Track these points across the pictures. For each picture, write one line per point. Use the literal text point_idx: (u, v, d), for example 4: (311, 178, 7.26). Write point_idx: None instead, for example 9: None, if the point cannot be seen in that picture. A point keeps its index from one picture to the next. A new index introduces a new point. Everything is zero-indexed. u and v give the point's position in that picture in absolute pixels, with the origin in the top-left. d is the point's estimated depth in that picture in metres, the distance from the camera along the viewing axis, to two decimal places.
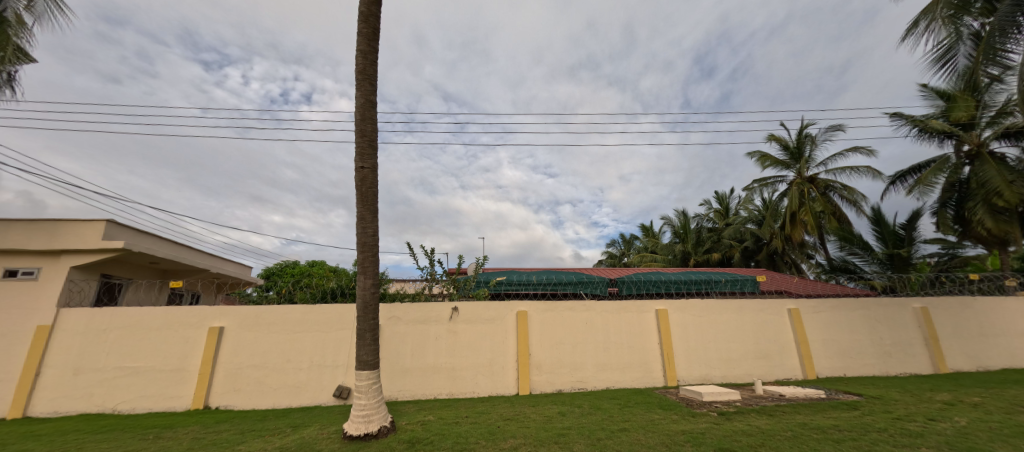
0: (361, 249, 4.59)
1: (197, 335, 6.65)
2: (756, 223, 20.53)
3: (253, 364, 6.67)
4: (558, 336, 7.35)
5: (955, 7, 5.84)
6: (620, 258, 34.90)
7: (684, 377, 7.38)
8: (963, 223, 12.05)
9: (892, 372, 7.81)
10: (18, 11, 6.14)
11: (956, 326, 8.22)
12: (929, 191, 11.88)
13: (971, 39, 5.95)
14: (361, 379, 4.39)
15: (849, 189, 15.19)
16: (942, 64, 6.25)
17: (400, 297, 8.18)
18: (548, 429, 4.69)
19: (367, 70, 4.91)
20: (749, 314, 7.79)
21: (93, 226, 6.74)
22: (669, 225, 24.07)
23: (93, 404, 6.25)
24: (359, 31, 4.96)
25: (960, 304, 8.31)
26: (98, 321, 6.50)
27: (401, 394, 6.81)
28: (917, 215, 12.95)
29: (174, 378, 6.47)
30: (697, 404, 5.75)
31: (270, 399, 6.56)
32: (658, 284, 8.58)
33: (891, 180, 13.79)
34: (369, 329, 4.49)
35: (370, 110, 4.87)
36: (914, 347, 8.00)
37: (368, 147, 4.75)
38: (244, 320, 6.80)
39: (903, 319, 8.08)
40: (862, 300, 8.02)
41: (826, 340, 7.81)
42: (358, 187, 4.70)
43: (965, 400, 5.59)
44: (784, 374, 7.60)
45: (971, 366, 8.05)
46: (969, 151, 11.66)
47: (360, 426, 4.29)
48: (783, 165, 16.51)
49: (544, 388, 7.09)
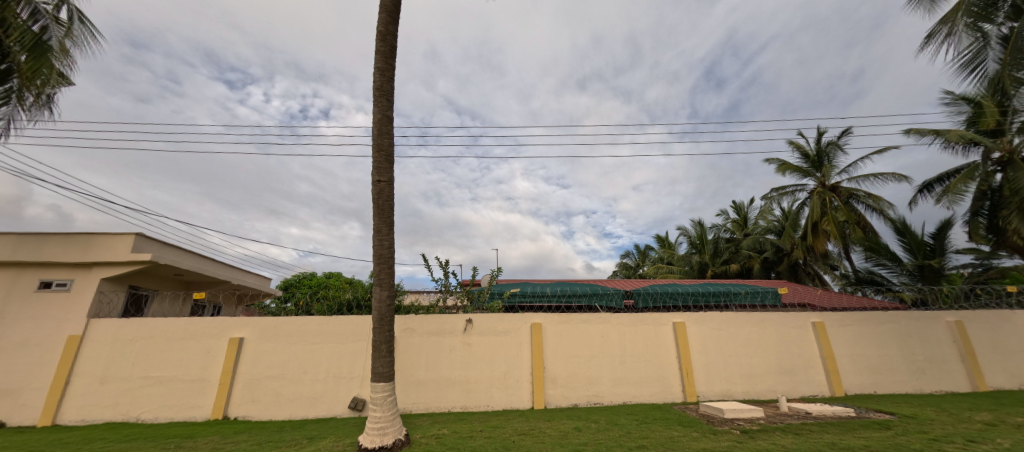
0: (377, 261, 4.65)
1: (218, 345, 6.80)
2: (777, 233, 20.00)
3: (271, 375, 6.76)
4: (572, 349, 7.25)
5: (977, 13, 5.66)
6: (635, 270, 34.45)
7: (704, 392, 7.18)
8: (997, 232, 11.55)
9: (927, 389, 7.44)
10: (61, 39, 6.51)
11: (996, 341, 7.80)
12: (959, 200, 11.45)
13: (999, 42, 5.81)
14: (376, 391, 4.42)
15: (873, 197, 14.76)
16: (970, 69, 6.08)
17: (414, 309, 8.20)
18: (563, 444, 4.61)
19: (384, 87, 5.05)
20: (771, 327, 7.56)
21: (123, 239, 7.00)
22: (686, 235, 23.65)
23: (118, 413, 6.42)
24: (377, 50, 5.12)
25: (998, 319, 7.90)
26: (125, 331, 6.72)
27: (416, 407, 6.78)
28: (948, 224, 12.45)
29: (196, 388, 6.60)
30: (718, 421, 5.55)
31: (287, 409, 6.63)
32: (675, 297, 8.40)
33: (918, 188, 13.32)
34: (385, 341, 4.54)
35: (387, 125, 4.98)
36: (950, 363, 7.62)
37: (385, 162, 4.85)
38: (263, 331, 6.93)
39: (937, 334, 7.71)
40: (890, 314, 7.71)
41: (854, 355, 7.51)
42: (374, 200, 4.78)
43: (1008, 420, 5.26)
44: (810, 390, 7.32)
45: (1013, 383, 7.61)
46: (1000, 158, 11.24)
47: (376, 439, 4.28)
48: (802, 174, 16.16)
49: (559, 402, 6.97)
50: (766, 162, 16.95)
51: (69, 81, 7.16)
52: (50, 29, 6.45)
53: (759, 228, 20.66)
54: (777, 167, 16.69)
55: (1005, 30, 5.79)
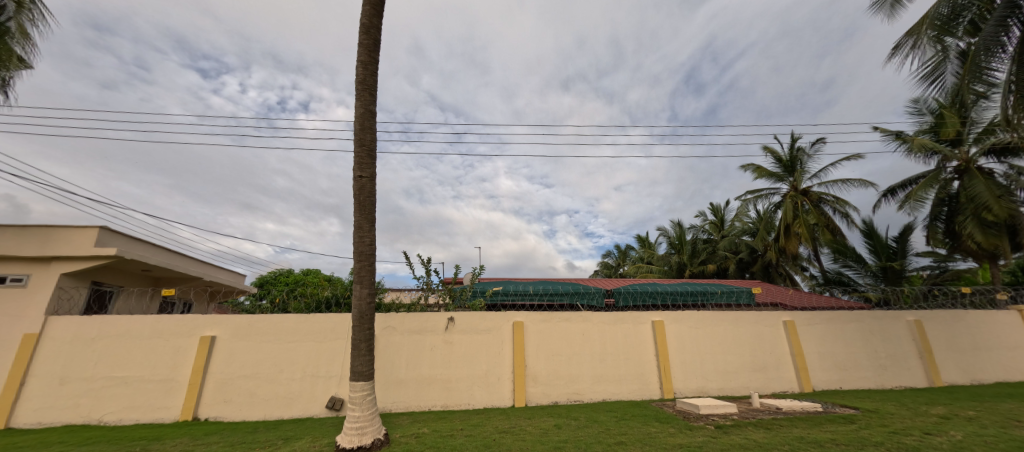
0: (358, 258, 4.57)
1: (189, 344, 6.54)
2: (752, 234, 20.66)
3: (244, 375, 6.56)
4: (553, 347, 7.31)
5: (941, 27, 5.99)
6: (616, 269, 34.96)
7: (681, 389, 7.36)
8: (954, 237, 12.25)
9: (887, 385, 7.83)
10: (21, 21, 6.15)
11: (950, 339, 8.28)
12: (919, 206, 12.11)
13: (957, 57, 6.18)
14: (355, 391, 4.34)
15: (841, 201, 15.42)
16: (930, 81, 6.44)
17: (395, 307, 8.08)
18: (544, 441, 4.64)
19: (367, 81, 4.96)
20: (745, 325, 7.81)
21: (85, 233, 6.68)
22: (665, 235, 24.13)
23: (79, 415, 6.10)
24: (360, 42, 5.02)
25: (953, 318, 8.38)
26: (87, 329, 6.38)
27: (396, 406, 6.70)
28: (909, 228, 13.12)
29: (164, 388, 6.34)
30: (694, 417, 5.70)
31: (261, 410, 6.45)
32: (655, 296, 8.57)
33: (882, 193, 13.97)
34: (364, 339, 4.45)
35: (370, 120, 4.89)
36: (909, 360, 8.04)
37: (367, 157, 4.76)
38: (236, 329, 6.71)
39: (897, 332, 8.12)
40: (855, 313, 8.07)
41: (822, 352, 7.83)
42: (355, 196, 4.69)
43: (960, 414, 5.61)
44: (781, 386, 7.60)
45: (965, 379, 8.10)
46: (957, 166, 11.87)
47: (354, 438, 4.21)
48: (777, 178, 16.72)
49: (539, 400, 7.02)
50: (743, 166, 17.46)
51: (26, 66, 6.74)
52: (6, 9, 6.06)
53: (736, 230, 21.27)
54: (752, 171, 17.23)
55: (964, 45, 6.15)
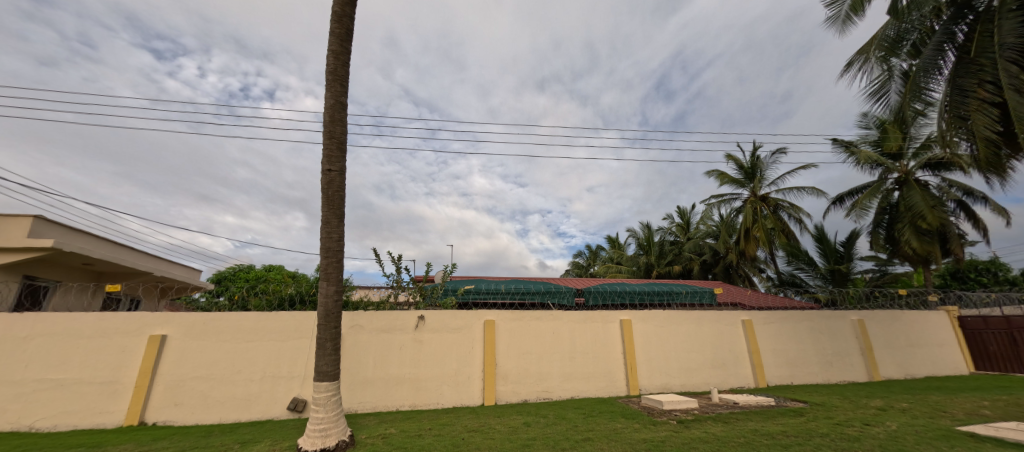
0: (325, 254, 4.41)
1: (136, 343, 6.11)
2: (715, 237, 21.58)
3: (198, 376, 6.20)
4: (524, 345, 7.35)
5: (886, 49, 6.50)
6: (586, 269, 35.60)
7: (646, 386, 7.59)
8: (893, 243, 13.29)
9: (833, 380, 8.40)
10: None
11: (888, 337, 8.99)
12: (864, 214, 13.06)
13: (901, 77, 6.76)
14: (319, 391, 4.19)
15: (796, 207, 16.38)
16: (876, 98, 6.97)
17: (363, 305, 7.87)
18: (513, 439, 4.67)
19: (338, 71, 4.79)
20: (707, 324, 8.16)
21: (17, 222, 6.10)
22: (634, 236, 24.80)
23: (5, 421, 5.55)
24: (331, 31, 4.85)
25: (891, 318, 9.09)
26: (16, 327, 5.81)
27: (362, 406, 6.53)
28: (855, 234, 14.12)
29: (107, 392, 5.89)
30: (658, 413, 5.91)
31: (216, 413, 6.11)
32: (623, 295, 8.79)
33: (832, 200, 14.94)
34: (331, 338, 4.30)
35: (340, 112, 4.73)
36: (852, 356, 8.65)
37: (337, 150, 4.60)
38: (190, 328, 6.33)
39: (843, 331, 8.73)
40: (806, 312, 8.61)
41: (776, 350, 8.30)
42: (324, 190, 4.53)
43: (895, 406, 6.10)
44: (738, 382, 7.99)
45: (900, 374, 8.82)
46: (898, 178, 12.90)
47: (317, 441, 4.07)
48: (739, 184, 17.55)
49: (509, 398, 7.05)
50: (708, 172, 18.21)
51: None
52: None
53: (700, 232, 22.15)
54: (716, 177, 18.01)
55: (906, 66, 6.70)
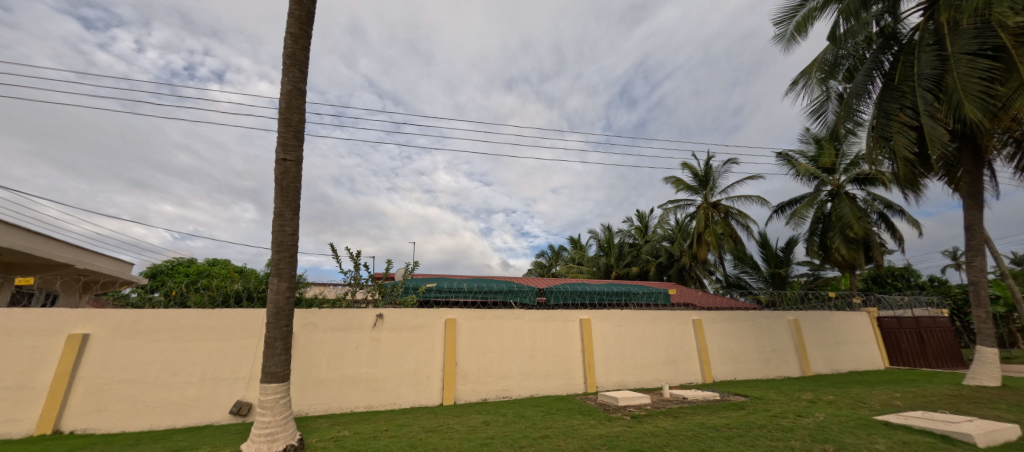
0: (277, 248, 4.16)
1: (51, 343, 5.44)
2: (670, 241, 22.63)
3: (126, 379, 5.65)
4: (485, 344, 7.34)
5: (825, 71, 7.09)
6: (549, 269, 36.15)
7: (602, 383, 7.82)
8: (825, 250, 14.56)
9: (771, 375, 9.07)
10: None
11: (819, 335, 9.83)
12: (802, 222, 14.21)
13: (836, 98, 7.43)
14: (266, 393, 3.96)
15: (743, 214, 17.52)
16: (816, 115, 7.60)
17: (318, 302, 7.52)
18: (472, 438, 4.64)
19: (296, 55, 4.53)
20: (660, 324, 8.53)
21: None
22: (595, 238, 25.48)
23: None
24: (290, 12, 4.59)
25: (821, 318, 9.95)
26: None
27: (313, 409, 6.24)
28: (793, 241, 15.32)
29: (11, 398, 5.13)
30: (613, 409, 6.10)
31: (147, 419, 5.60)
32: (583, 295, 9.01)
33: (775, 209, 16.12)
34: (281, 337, 4.07)
35: (298, 99, 4.49)
36: (788, 353, 9.39)
37: (293, 138, 4.36)
38: (118, 326, 5.76)
39: (780, 329, 9.45)
40: (749, 312, 9.23)
41: (722, 348, 8.84)
42: (277, 180, 4.26)
43: (823, 398, 6.69)
44: (687, 378, 8.43)
45: (827, 368, 9.68)
46: (830, 191, 14.14)
47: (262, 446, 3.83)
48: (693, 191, 18.51)
49: (469, 398, 7.01)
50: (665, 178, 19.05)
51: None
52: None
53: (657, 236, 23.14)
54: (673, 183, 18.89)
55: (841, 88, 7.36)
